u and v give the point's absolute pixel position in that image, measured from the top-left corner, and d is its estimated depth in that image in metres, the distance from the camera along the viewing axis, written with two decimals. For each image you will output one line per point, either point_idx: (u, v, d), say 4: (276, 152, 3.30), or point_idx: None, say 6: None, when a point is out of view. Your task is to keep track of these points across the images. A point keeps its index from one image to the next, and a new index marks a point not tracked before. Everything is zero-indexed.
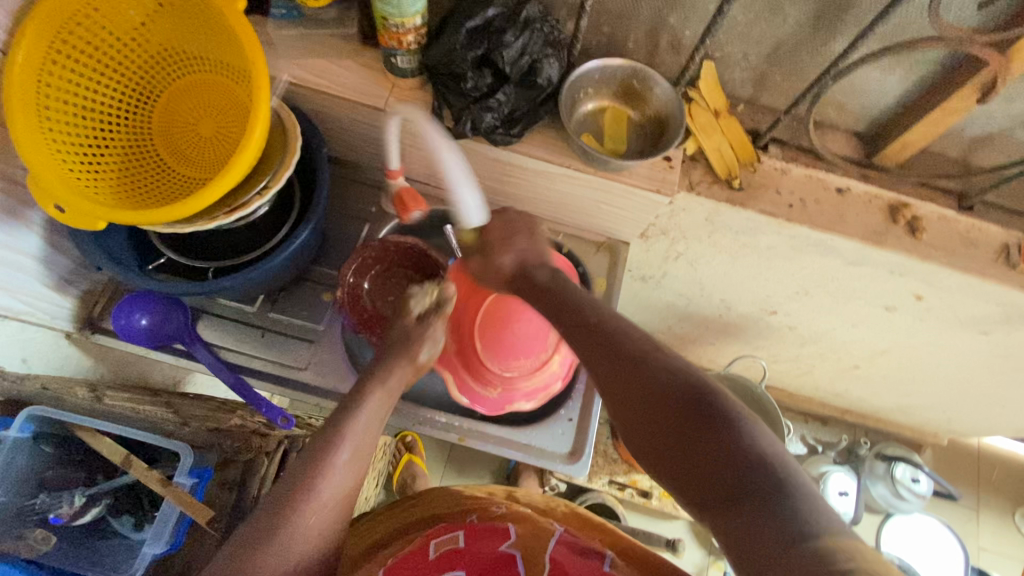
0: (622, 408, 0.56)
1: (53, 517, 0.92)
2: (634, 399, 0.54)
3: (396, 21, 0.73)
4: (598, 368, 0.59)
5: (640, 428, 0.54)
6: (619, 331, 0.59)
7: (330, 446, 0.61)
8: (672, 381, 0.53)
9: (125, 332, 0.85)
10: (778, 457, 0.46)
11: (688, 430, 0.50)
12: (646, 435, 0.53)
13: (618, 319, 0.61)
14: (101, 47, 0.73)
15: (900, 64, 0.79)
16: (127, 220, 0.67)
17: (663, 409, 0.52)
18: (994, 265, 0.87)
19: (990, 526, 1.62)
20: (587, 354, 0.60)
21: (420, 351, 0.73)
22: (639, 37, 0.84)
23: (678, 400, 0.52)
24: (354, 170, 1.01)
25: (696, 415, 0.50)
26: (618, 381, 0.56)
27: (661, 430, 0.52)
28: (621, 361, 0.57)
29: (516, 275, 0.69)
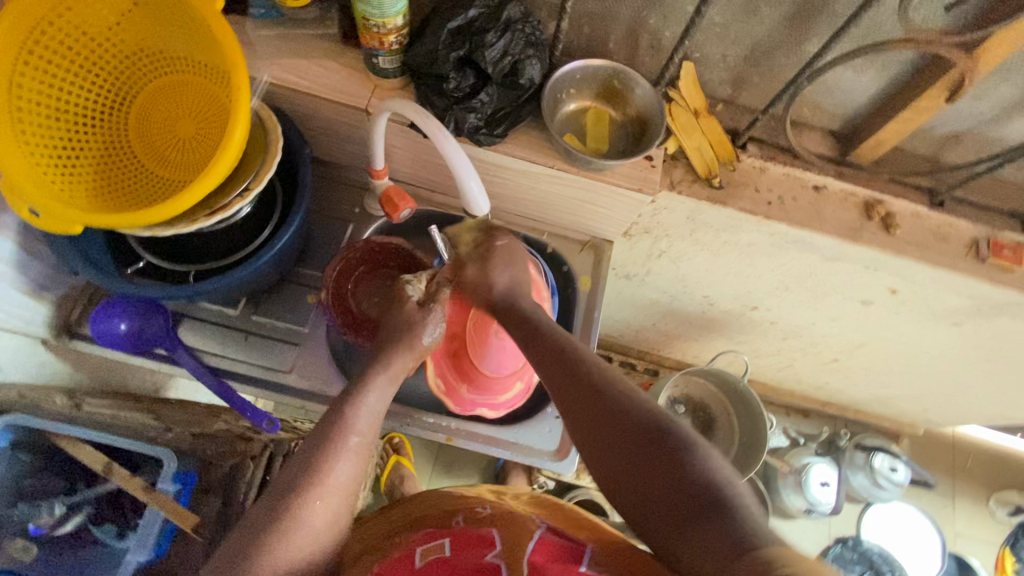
0: (584, 436, 0.59)
1: (32, 527, 0.89)
2: (594, 431, 0.58)
3: (377, 21, 0.73)
4: (562, 398, 0.62)
5: (601, 457, 0.57)
6: (583, 362, 0.63)
7: (325, 457, 0.62)
8: (634, 413, 0.57)
9: (105, 337, 0.83)
10: (726, 480, 0.50)
11: (642, 455, 0.54)
12: (604, 463, 0.57)
13: (581, 351, 0.64)
14: (74, 47, 0.71)
15: (872, 65, 0.81)
16: (101, 224, 0.66)
17: (621, 439, 0.56)
18: (964, 260, 0.89)
19: (965, 512, 1.67)
20: (551, 386, 0.63)
21: (421, 337, 0.73)
22: (620, 38, 0.85)
23: (634, 431, 0.56)
24: (338, 171, 1.01)
25: (652, 445, 0.54)
26: (578, 414, 0.60)
27: (617, 458, 0.56)
28: (581, 392, 0.60)
29: (497, 300, 0.73)
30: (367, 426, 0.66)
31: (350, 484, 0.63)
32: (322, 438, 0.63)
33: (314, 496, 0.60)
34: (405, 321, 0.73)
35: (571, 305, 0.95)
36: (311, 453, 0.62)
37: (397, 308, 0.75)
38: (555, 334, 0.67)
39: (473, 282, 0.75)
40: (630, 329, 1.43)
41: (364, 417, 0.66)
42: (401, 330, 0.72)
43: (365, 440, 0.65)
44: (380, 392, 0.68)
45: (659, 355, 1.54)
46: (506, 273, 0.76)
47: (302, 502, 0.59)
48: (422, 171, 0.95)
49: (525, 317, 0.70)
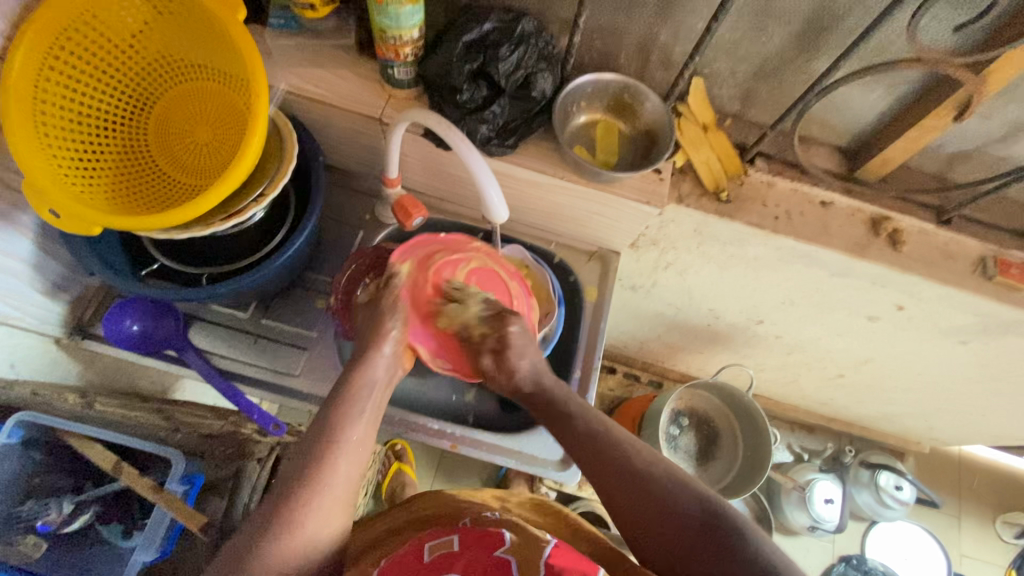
0: (628, 518, 0.63)
1: (41, 524, 0.89)
2: (639, 514, 0.62)
3: (393, 33, 0.74)
4: (611, 498, 0.65)
5: (650, 539, 0.61)
6: (618, 449, 0.66)
7: (320, 460, 0.63)
8: (683, 509, 0.60)
9: (115, 337, 0.84)
10: (779, 562, 0.55)
11: (695, 541, 0.59)
12: (653, 544, 0.61)
13: (613, 433, 0.68)
14: (97, 53, 0.73)
15: (880, 84, 0.82)
16: (120, 226, 0.67)
17: (668, 523, 0.60)
18: (971, 278, 0.90)
19: (971, 533, 1.65)
20: (593, 470, 0.67)
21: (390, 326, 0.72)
22: (630, 53, 0.86)
23: (682, 518, 0.60)
24: (349, 178, 1.02)
25: (710, 540, 0.58)
26: (620, 497, 0.64)
27: (668, 541, 0.60)
28: (622, 475, 0.64)
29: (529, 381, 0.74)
30: (357, 429, 0.66)
31: (349, 482, 0.64)
32: (314, 444, 0.64)
33: (309, 497, 0.61)
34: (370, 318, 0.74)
35: (577, 315, 0.96)
36: (310, 452, 0.63)
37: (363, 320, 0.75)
38: (588, 427, 0.69)
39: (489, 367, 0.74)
40: (634, 340, 1.43)
41: (362, 424, 0.67)
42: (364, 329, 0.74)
43: (361, 440, 0.66)
44: (371, 397, 0.69)
45: (663, 367, 1.54)
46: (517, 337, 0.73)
47: (302, 502, 0.61)
48: (432, 181, 0.96)
49: (557, 404, 0.72)
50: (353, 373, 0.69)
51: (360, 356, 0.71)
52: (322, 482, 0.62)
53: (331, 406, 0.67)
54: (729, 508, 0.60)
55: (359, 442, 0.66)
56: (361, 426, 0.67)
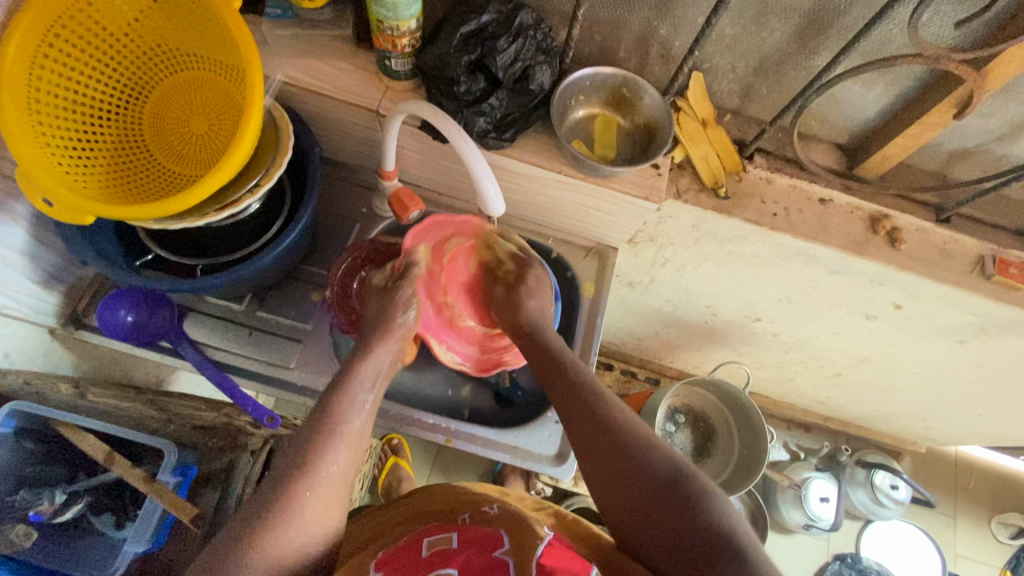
0: (593, 466, 0.64)
1: (34, 514, 0.88)
2: (604, 462, 0.63)
3: (391, 23, 0.74)
4: (584, 449, 0.65)
5: (611, 489, 0.62)
6: (597, 398, 0.67)
7: (318, 450, 0.63)
8: (652, 469, 0.60)
9: (110, 328, 0.84)
10: (736, 527, 0.56)
11: (655, 496, 0.59)
12: (613, 494, 0.62)
13: (597, 384, 0.69)
14: (90, 40, 0.72)
15: (881, 80, 0.81)
16: (114, 216, 0.67)
17: (633, 476, 0.61)
18: (970, 277, 0.89)
19: (966, 533, 1.65)
20: (569, 414, 0.68)
21: (399, 317, 0.75)
22: (630, 47, 0.86)
23: (646, 473, 0.60)
24: (346, 171, 1.02)
25: (672, 499, 0.58)
26: (590, 444, 0.65)
27: (629, 493, 0.61)
28: (595, 423, 0.65)
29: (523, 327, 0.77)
30: (356, 419, 0.66)
31: (347, 471, 0.64)
32: (313, 432, 0.64)
33: (304, 487, 0.60)
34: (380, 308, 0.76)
35: (574, 311, 0.95)
36: (309, 439, 0.63)
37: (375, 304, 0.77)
38: (575, 380, 0.70)
39: (500, 301, 0.80)
40: (632, 337, 1.43)
41: (362, 412, 0.67)
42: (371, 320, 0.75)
43: (359, 431, 0.66)
44: (371, 383, 0.69)
45: (661, 364, 1.54)
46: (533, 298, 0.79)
47: (299, 490, 0.60)
48: (430, 174, 0.96)
49: (547, 355, 0.73)
50: (360, 364, 0.70)
51: (367, 343, 0.72)
52: (317, 471, 0.62)
53: (331, 394, 0.67)
54: (698, 476, 0.60)
55: (358, 433, 0.66)
56: (362, 415, 0.67)
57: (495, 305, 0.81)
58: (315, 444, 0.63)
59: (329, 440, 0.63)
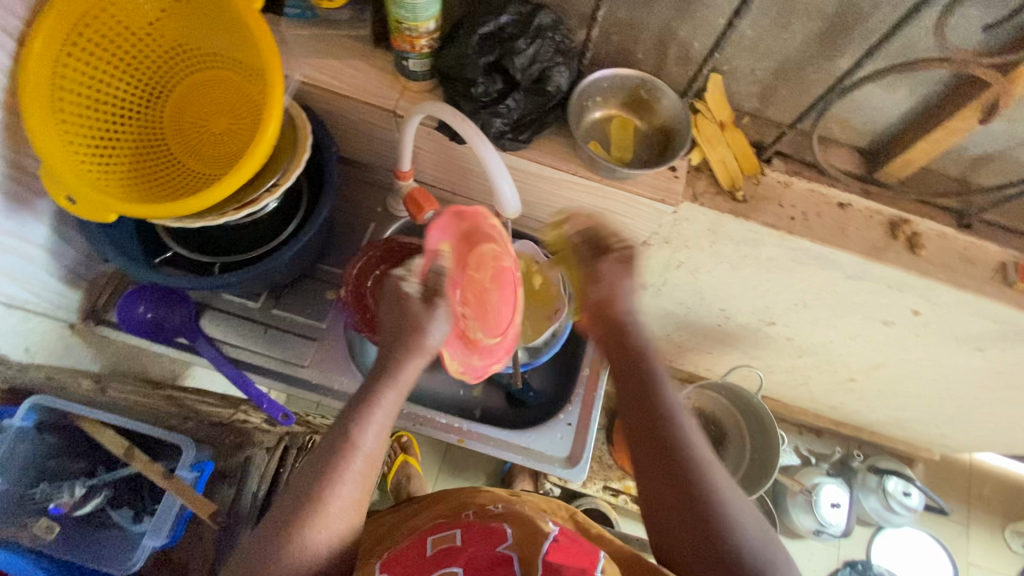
0: (649, 493, 0.60)
1: (53, 507, 0.89)
2: (662, 497, 0.59)
3: (410, 24, 0.74)
4: (642, 462, 0.61)
5: (660, 523, 0.59)
6: (672, 426, 0.61)
7: (329, 476, 0.61)
8: (725, 543, 0.56)
9: (129, 324, 0.86)
10: None
11: (707, 556, 0.56)
12: (662, 529, 0.59)
13: (678, 408, 0.62)
14: (114, 39, 0.73)
15: (904, 84, 0.80)
16: (135, 214, 0.67)
17: (689, 526, 0.57)
18: (991, 284, 0.88)
19: (980, 542, 1.63)
20: (636, 430, 0.62)
21: (432, 334, 0.68)
22: (648, 48, 0.85)
23: (705, 531, 0.56)
24: (361, 170, 1.02)
25: (727, 566, 0.55)
26: (652, 471, 0.60)
27: (679, 536, 0.58)
28: (662, 454, 0.60)
29: (618, 316, 0.68)
30: (368, 444, 0.63)
31: (356, 497, 0.63)
32: (321, 458, 0.62)
33: (313, 516, 0.60)
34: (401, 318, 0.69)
35: None
36: (322, 465, 0.62)
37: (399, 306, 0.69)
38: (661, 411, 0.62)
39: (607, 274, 0.69)
40: None
41: (372, 434, 0.64)
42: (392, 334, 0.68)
43: (369, 459, 0.63)
44: (383, 408, 0.65)
45: (672, 366, 1.53)
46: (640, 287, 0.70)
47: (308, 519, 0.60)
48: (445, 175, 0.96)
49: (634, 368, 0.65)
50: (374, 390, 0.66)
51: (395, 357, 0.67)
52: (327, 503, 0.60)
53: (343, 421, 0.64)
54: (772, 564, 0.56)
55: (369, 458, 0.64)
56: (372, 436, 0.64)
57: (597, 279, 0.69)
58: (323, 468, 0.61)
59: (336, 470, 0.61)
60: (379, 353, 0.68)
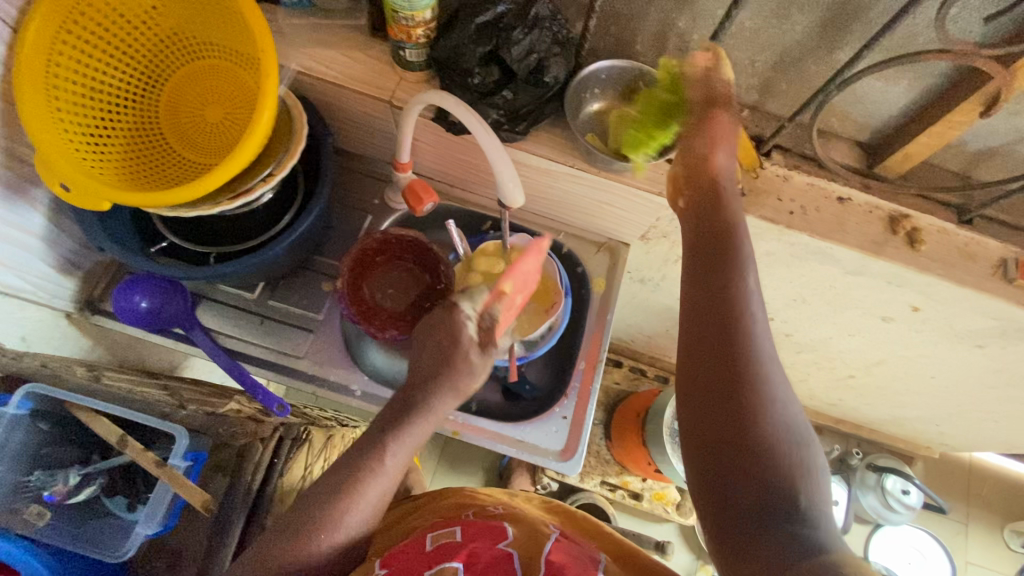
0: (691, 311, 0.57)
1: (47, 494, 0.89)
2: (702, 315, 0.56)
3: (406, 13, 0.73)
4: (693, 285, 0.58)
5: (693, 342, 0.56)
6: (732, 256, 0.58)
7: (349, 489, 0.61)
8: (759, 421, 0.51)
9: (125, 314, 0.85)
10: (798, 453, 0.50)
11: (730, 374, 0.53)
12: (691, 346, 0.56)
13: (744, 245, 0.59)
14: (109, 27, 0.73)
15: (905, 76, 0.79)
16: (130, 202, 0.67)
17: (720, 343, 0.54)
18: (991, 280, 0.87)
19: (978, 541, 1.63)
20: (694, 260, 0.60)
21: (472, 382, 0.64)
22: (647, 40, 0.84)
23: (733, 352, 0.53)
24: (359, 162, 1.02)
25: (746, 387, 0.52)
26: (700, 294, 0.57)
27: (705, 355, 0.54)
28: (714, 279, 0.57)
29: (704, 172, 0.64)
30: (394, 464, 0.63)
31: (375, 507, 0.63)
32: (342, 470, 0.63)
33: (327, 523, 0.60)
34: (449, 355, 0.63)
35: (584, 307, 0.96)
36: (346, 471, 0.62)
37: (447, 348, 0.63)
38: (735, 286, 0.56)
39: (711, 140, 0.64)
40: (642, 334, 1.42)
41: (401, 455, 0.63)
42: (434, 370, 0.63)
43: (393, 473, 0.63)
44: (418, 434, 0.64)
45: (671, 362, 1.53)
46: (730, 160, 0.65)
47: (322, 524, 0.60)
48: (443, 166, 0.96)
49: (719, 245, 0.59)
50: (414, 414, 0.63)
51: (430, 393, 0.63)
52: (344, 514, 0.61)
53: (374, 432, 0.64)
54: (801, 441, 0.51)
55: (398, 465, 0.63)
56: (401, 455, 0.63)
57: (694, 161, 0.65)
58: (344, 481, 0.62)
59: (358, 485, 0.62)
60: (419, 377, 0.64)
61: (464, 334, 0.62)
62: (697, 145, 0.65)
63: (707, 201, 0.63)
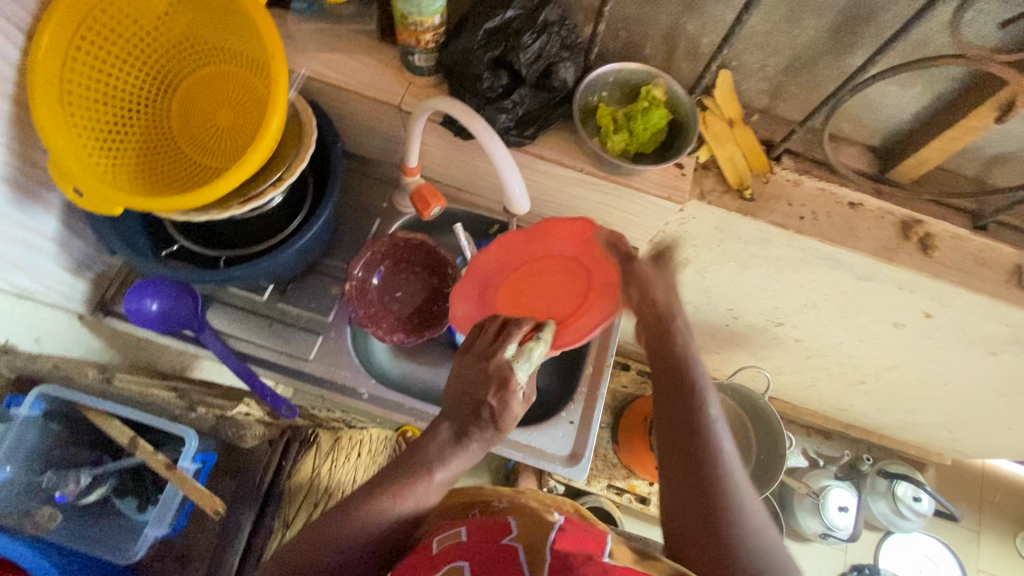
0: (666, 449, 0.63)
1: (59, 495, 0.90)
2: (677, 455, 0.62)
3: (415, 18, 0.73)
4: (664, 426, 0.64)
5: (672, 480, 0.62)
6: (694, 393, 0.62)
7: (388, 486, 0.64)
8: (741, 552, 0.57)
9: (137, 316, 0.86)
10: (775, 573, 0.56)
11: (709, 510, 0.58)
12: (672, 482, 0.62)
13: (701, 382, 0.63)
14: (122, 33, 0.73)
15: (919, 81, 0.78)
16: (141, 207, 0.68)
17: (696, 482, 0.59)
18: (1006, 287, 0.86)
19: (990, 549, 1.60)
20: (659, 396, 0.65)
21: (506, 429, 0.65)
22: (656, 44, 0.84)
23: (709, 491, 0.59)
24: (367, 165, 1.02)
25: (724, 523, 0.57)
26: (672, 434, 0.63)
27: (684, 490, 0.60)
28: (681, 419, 0.62)
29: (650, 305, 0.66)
30: (433, 476, 0.65)
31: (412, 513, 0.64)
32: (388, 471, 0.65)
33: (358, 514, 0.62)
34: (493, 414, 0.64)
35: None
36: (375, 485, 0.64)
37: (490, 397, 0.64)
38: (700, 425, 0.61)
39: (648, 278, 0.66)
40: None
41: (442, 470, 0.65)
42: (475, 423, 0.65)
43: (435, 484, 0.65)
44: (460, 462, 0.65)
45: None
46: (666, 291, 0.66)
47: (353, 514, 0.62)
48: (452, 170, 0.96)
49: (677, 383, 0.63)
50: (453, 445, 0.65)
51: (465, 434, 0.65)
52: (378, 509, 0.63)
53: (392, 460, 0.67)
54: (779, 562, 0.57)
55: (433, 491, 0.65)
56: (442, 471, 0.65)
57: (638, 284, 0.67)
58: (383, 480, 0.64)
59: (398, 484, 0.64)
60: (458, 416, 0.66)
61: (513, 399, 0.64)
62: (637, 290, 0.67)
63: (661, 336, 0.65)
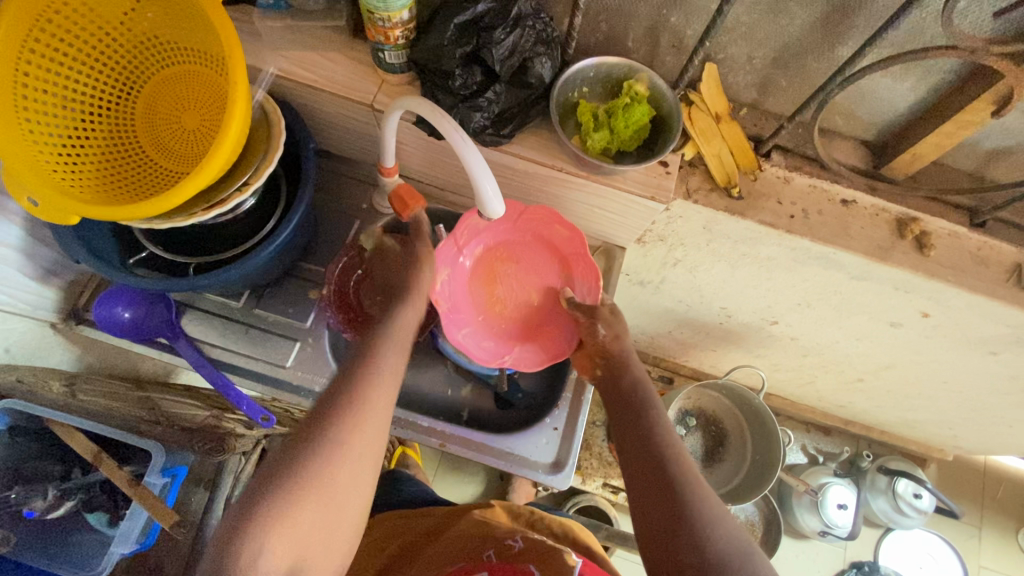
0: (629, 466, 0.65)
1: (26, 510, 0.95)
2: (639, 466, 0.64)
3: (382, 15, 0.70)
4: (625, 446, 0.67)
5: (639, 495, 0.62)
6: (649, 410, 0.69)
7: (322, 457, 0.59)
8: (711, 552, 0.56)
9: (107, 324, 0.85)
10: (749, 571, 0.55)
11: (674, 512, 0.59)
12: (638, 496, 0.63)
13: (653, 402, 0.70)
14: (79, 32, 0.70)
15: (912, 73, 0.74)
16: (98, 216, 0.65)
17: (660, 489, 0.61)
18: (1004, 286, 0.82)
19: (992, 544, 1.58)
20: (618, 420, 0.70)
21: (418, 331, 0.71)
22: (639, 36, 0.80)
23: (672, 493, 0.60)
24: (346, 165, 0.99)
25: (690, 523, 0.58)
26: (632, 449, 0.66)
27: (650, 499, 0.61)
28: (639, 434, 0.67)
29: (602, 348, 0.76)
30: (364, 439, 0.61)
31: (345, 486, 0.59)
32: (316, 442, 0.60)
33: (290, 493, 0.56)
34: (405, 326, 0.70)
35: None
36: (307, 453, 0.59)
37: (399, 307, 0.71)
38: (656, 436, 0.66)
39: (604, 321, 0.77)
40: (644, 335, 1.38)
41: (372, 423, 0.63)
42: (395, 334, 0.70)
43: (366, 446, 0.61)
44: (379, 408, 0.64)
45: (675, 363, 1.49)
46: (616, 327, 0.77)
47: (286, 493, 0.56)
48: (430, 169, 0.93)
49: (632, 406, 0.70)
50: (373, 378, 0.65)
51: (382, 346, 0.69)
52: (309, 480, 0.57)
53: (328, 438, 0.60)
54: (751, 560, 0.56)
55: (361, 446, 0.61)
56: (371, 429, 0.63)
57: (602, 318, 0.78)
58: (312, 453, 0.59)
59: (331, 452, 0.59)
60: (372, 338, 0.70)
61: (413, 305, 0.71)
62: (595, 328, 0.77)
63: (615, 371, 0.75)
